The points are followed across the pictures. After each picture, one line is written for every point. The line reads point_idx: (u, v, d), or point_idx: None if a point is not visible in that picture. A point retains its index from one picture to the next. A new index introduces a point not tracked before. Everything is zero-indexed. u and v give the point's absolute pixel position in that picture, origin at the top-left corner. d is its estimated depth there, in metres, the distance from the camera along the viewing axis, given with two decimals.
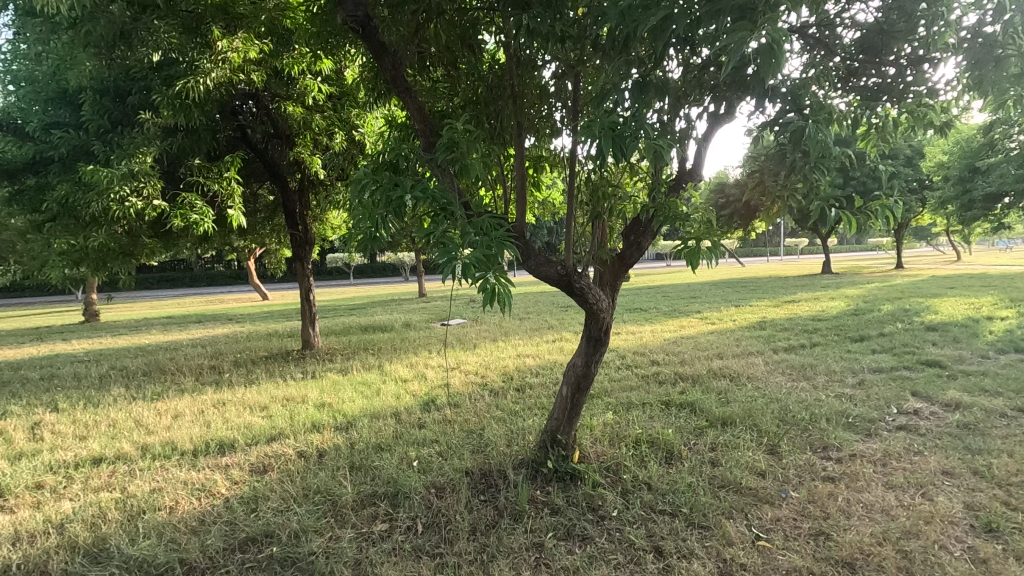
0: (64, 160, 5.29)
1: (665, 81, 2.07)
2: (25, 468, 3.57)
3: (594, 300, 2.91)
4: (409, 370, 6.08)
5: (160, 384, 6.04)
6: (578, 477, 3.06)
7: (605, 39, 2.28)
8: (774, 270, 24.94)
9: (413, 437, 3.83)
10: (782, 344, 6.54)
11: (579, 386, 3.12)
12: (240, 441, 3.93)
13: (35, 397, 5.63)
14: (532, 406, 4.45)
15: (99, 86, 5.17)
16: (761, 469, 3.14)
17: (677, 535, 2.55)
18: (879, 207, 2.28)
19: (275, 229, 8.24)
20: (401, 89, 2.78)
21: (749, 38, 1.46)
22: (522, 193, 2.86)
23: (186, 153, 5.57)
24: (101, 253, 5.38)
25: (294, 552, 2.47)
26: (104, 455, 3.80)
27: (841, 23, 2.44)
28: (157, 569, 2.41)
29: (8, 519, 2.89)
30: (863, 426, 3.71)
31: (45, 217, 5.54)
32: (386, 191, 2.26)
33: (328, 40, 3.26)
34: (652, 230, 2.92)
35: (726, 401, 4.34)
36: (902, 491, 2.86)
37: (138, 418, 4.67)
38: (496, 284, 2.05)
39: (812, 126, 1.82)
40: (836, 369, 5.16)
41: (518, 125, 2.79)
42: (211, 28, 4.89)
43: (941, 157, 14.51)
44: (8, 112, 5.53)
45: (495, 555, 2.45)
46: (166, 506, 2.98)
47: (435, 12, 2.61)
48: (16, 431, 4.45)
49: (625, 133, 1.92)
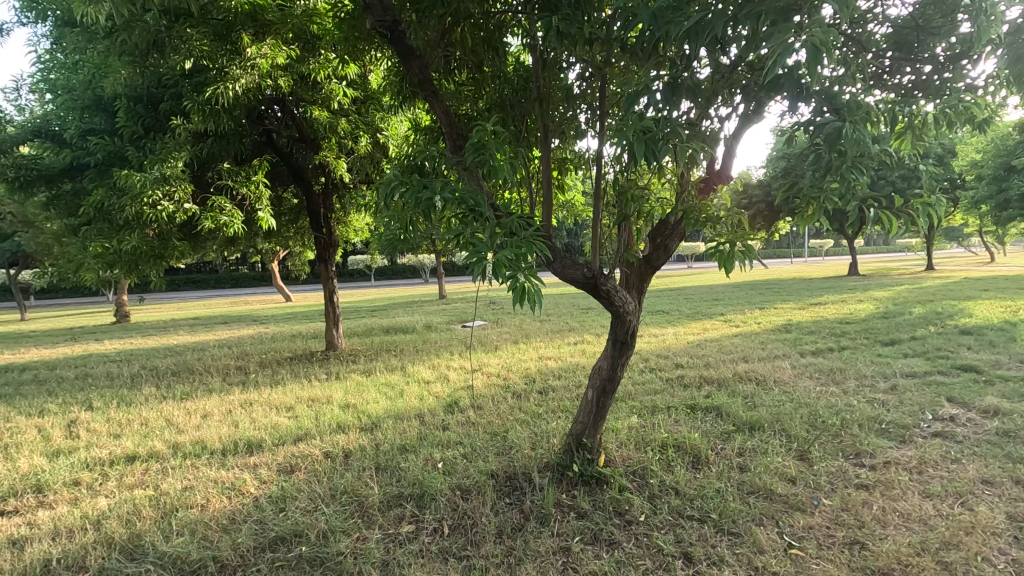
0: (99, 166, 5.43)
1: (695, 83, 2.04)
2: (62, 465, 3.68)
3: (620, 302, 2.89)
4: (431, 372, 6.13)
5: (189, 383, 6.17)
6: (604, 481, 3.05)
7: (634, 41, 2.27)
8: (797, 271, 26.12)
9: (438, 438, 3.85)
10: (809, 347, 6.42)
11: (604, 389, 3.10)
12: (268, 441, 3.99)
13: (71, 396, 5.81)
14: (554, 409, 4.44)
15: (132, 93, 5.29)
16: (791, 475, 3.08)
17: (707, 541, 2.52)
18: (922, 206, 2.24)
19: (298, 232, 8.35)
20: (428, 93, 2.80)
21: (791, 41, 1.43)
22: (548, 194, 2.85)
23: (215, 157, 5.67)
24: (134, 256, 5.52)
25: (323, 552, 2.49)
26: (137, 453, 3.90)
27: (873, 19, 2.39)
28: (191, 567, 2.46)
29: (48, 515, 2.98)
30: (896, 433, 3.61)
31: (81, 221, 5.70)
32: (416, 192, 2.25)
33: (355, 45, 3.29)
34: (680, 231, 2.88)
35: (753, 406, 4.26)
36: (940, 500, 2.78)
37: (169, 417, 4.77)
38: (526, 283, 2.01)
39: (851, 127, 1.75)
40: (867, 374, 5.04)
41: (544, 128, 2.78)
42: (241, 35, 4.98)
43: (975, 156, 14.02)
44: (46, 119, 5.66)
45: (523, 558, 2.45)
46: (198, 504, 3.05)
47: (462, 15, 2.68)
48: (53, 428, 4.60)
49: (656, 135, 1.91)
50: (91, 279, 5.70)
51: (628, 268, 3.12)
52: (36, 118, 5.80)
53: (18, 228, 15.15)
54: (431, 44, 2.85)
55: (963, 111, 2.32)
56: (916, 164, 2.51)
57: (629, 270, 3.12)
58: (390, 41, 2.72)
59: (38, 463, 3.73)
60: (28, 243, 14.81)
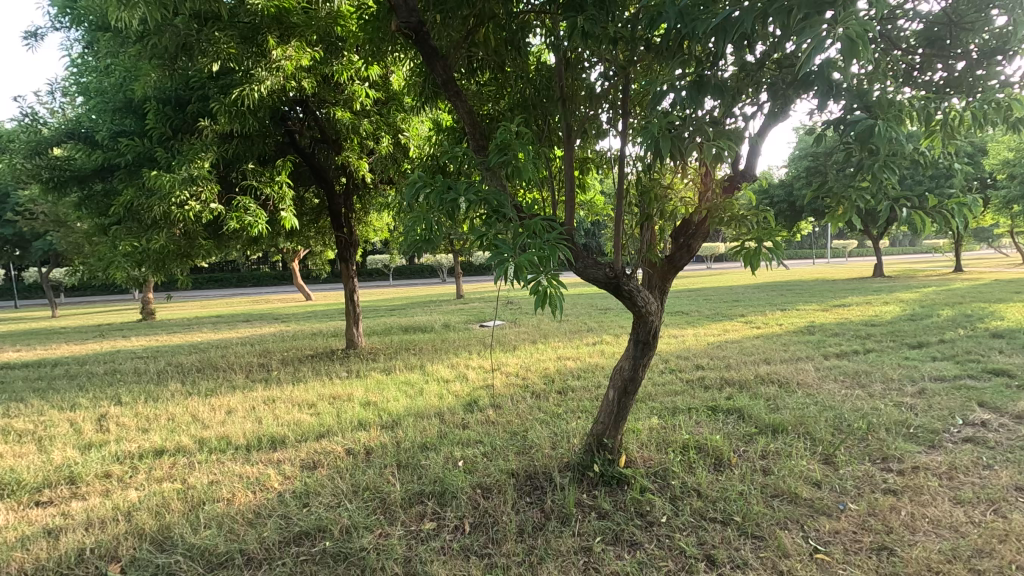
0: (129, 167, 5.57)
1: (723, 81, 2.01)
2: (94, 458, 3.78)
3: (643, 303, 2.88)
4: (450, 371, 6.16)
5: (213, 380, 6.29)
6: (625, 481, 3.04)
7: (660, 40, 2.26)
8: (818, 271, 26.67)
9: (458, 437, 3.86)
10: (833, 349, 6.30)
11: (626, 390, 3.08)
12: (291, 437, 4.05)
13: (101, 391, 5.96)
14: (574, 409, 4.43)
15: (161, 96, 5.40)
16: (816, 479, 3.03)
17: (730, 544, 2.49)
18: (956, 206, 2.20)
19: (319, 231, 8.45)
20: (451, 93, 2.81)
21: (825, 36, 1.41)
22: (570, 194, 2.85)
23: (240, 157, 5.78)
24: (161, 255, 5.63)
25: (346, 547, 2.53)
26: (165, 447, 3.99)
27: (904, 15, 2.34)
28: (219, 559, 2.51)
29: (81, 506, 3.07)
30: (925, 438, 3.53)
31: (111, 220, 5.85)
32: (440, 193, 2.26)
33: (378, 47, 3.32)
34: (703, 232, 2.86)
35: (776, 408, 4.20)
36: (971, 507, 2.71)
37: (195, 413, 4.87)
38: (548, 285, 1.99)
39: (884, 124, 1.71)
40: (894, 377, 4.93)
41: (567, 127, 2.79)
42: (267, 37, 5.05)
43: (1006, 154, 13.56)
44: (79, 122, 5.81)
45: (544, 557, 2.45)
46: (224, 497, 3.11)
47: (487, 17, 2.69)
48: (84, 422, 4.73)
49: (680, 134, 1.90)
50: (120, 277, 5.83)
51: (650, 268, 3.11)
52: (69, 120, 5.97)
53: (50, 227, 15.57)
54: (455, 44, 2.87)
55: (997, 112, 2.27)
56: (950, 163, 2.45)
57: (651, 270, 3.10)
58: (414, 43, 2.73)
59: (71, 456, 3.84)
60: (59, 242, 15.23)
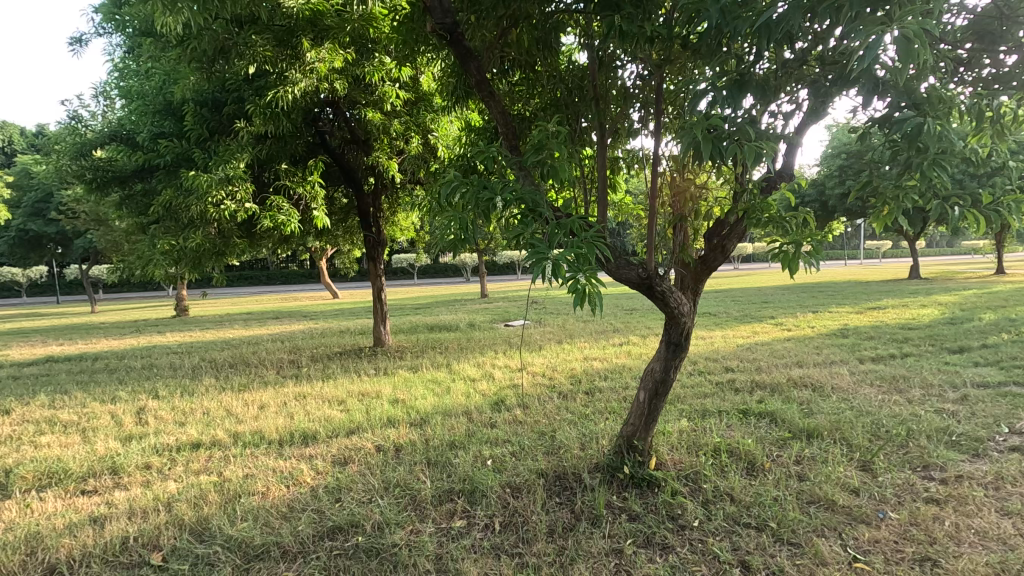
0: (168, 167, 5.72)
1: (765, 79, 1.98)
2: (135, 450, 3.90)
3: (675, 304, 2.84)
4: (477, 370, 6.16)
5: (245, 376, 6.43)
6: (656, 484, 3.01)
7: (697, 38, 2.23)
8: (853, 270, 27.27)
9: (486, 437, 3.86)
10: (869, 353, 6.14)
11: (657, 391, 3.05)
12: (322, 433, 4.12)
13: (139, 384, 6.16)
14: (602, 409, 4.41)
15: (199, 98, 5.55)
16: (854, 486, 2.96)
17: (765, 551, 2.45)
18: (1012, 202, 2.12)
19: (348, 231, 8.57)
20: (485, 93, 2.82)
21: (882, 32, 1.36)
22: (603, 192, 2.83)
23: (273, 158, 5.90)
24: (198, 253, 5.77)
25: (379, 543, 2.57)
26: (201, 440, 4.10)
27: (950, 9, 2.26)
28: (256, 551, 2.57)
29: (124, 495, 3.18)
30: (969, 446, 3.42)
31: (150, 219, 6.03)
32: (476, 192, 2.25)
33: (411, 48, 3.35)
34: (738, 232, 2.81)
35: (810, 413, 4.11)
36: (1020, 519, 2.61)
37: (229, 407, 4.99)
38: (586, 284, 1.98)
39: (934, 122, 1.67)
40: (933, 383, 4.76)
41: (600, 126, 2.78)
42: (301, 40, 5.14)
43: None
44: (121, 124, 6.04)
45: (575, 558, 2.44)
46: (259, 491, 3.18)
47: (521, 17, 2.70)
48: (125, 415, 4.88)
49: (721, 135, 1.87)
50: (159, 275, 6.01)
51: (683, 268, 3.07)
52: (111, 123, 6.19)
53: (91, 226, 16.17)
54: (489, 44, 2.88)
55: None
56: (1003, 160, 2.36)
57: (685, 270, 3.07)
58: (449, 43, 2.75)
59: (113, 447, 3.98)
60: (99, 240, 15.81)
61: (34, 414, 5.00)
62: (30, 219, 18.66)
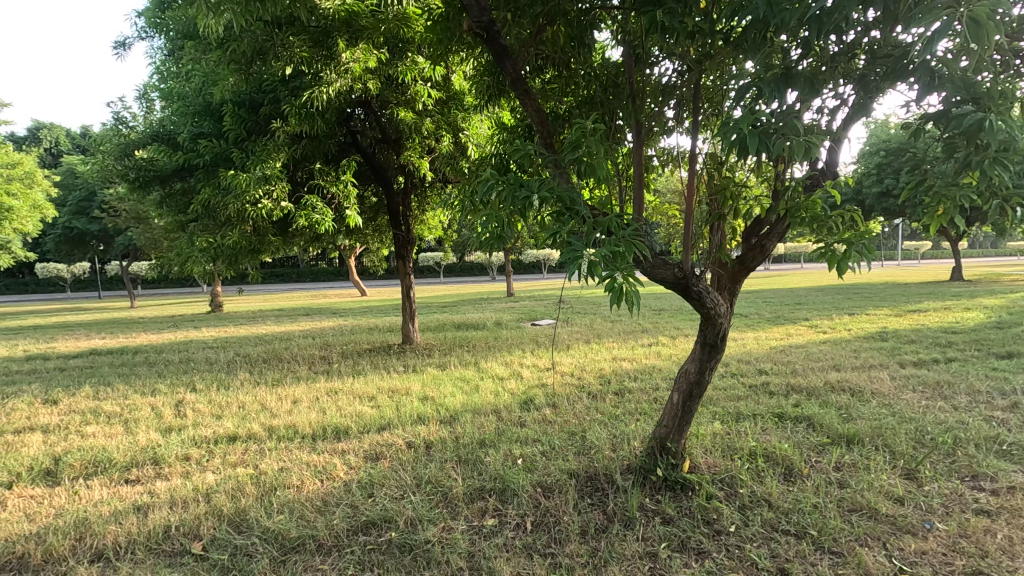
0: (206, 167, 5.87)
1: (813, 74, 1.91)
2: (174, 441, 4.02)
3: (712, 304, 2.78)
4: (505, 369, 6.16)
5: (278, 371, 6.57)
6: (690, 488, 2.97)
7: (739, 32, 2.16)
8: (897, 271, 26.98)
9: (515, 436, 3.85)
10: (910, 357, 5.93)
11: (691, 393, 3.00)
12: (354, 429, 4.18)
13: (177, 378, 6.34)
14: (633, 410, 4.37)
15: (236, 99, 5.69)
16: (898, 495, 2.86)
17: (806, 559, 2.38)
18: None
19: (377, 229, 8.65)
20: (520, 92, 2.82)
21: (949, 17, 1.28)
22: (639, 189, 2.78)
23: (307, 157, 6.01)
24: (234, 251, 5.92)
25: (411, 539, 2.58)
26: (237, 434, 4.19)
27: None
28: (293, 543, 2.62)
29: (164, 485, 3.27)
30: (1022, 456, 3.27)
31: (189, 218, 6.21)
32: (512, 190, 2.23)
33: (444, 48, 3.34)
34: (779, 231, 2.73)
35: (849, 418, 3.98)
36: None
37: (263, 401, 5.11)
38: (623, 283, 1.95)
39: (994, 119, 1.58)
40: (981, 390, 4.57)
41: (636, 123, 2.73)
42: (336, 40, 5.20)
43: None
44: (163, 125, 6.22)
45: (609, 560, 2.42)
46: (294, 484, 3.23)
47: (558, 14, 2.67)
48: (164, 407, 5.04)
49: (766, 131, 1.81)
50: (197, 272, 6.18)
51: (720, 268, 3.01)
52: (154, 124, 6.38)
53: (130, 225, 16.72)
54: (524, 43, 2.87)
55: None
56: None
57: (721, 271, 3.01)
58: (484, 41, 2.74)
59: (154, 438, 4.10)
60: (139, 238, 16.36)
61: (80, 405, 5.20)
62: (73, 218, 19.48)
